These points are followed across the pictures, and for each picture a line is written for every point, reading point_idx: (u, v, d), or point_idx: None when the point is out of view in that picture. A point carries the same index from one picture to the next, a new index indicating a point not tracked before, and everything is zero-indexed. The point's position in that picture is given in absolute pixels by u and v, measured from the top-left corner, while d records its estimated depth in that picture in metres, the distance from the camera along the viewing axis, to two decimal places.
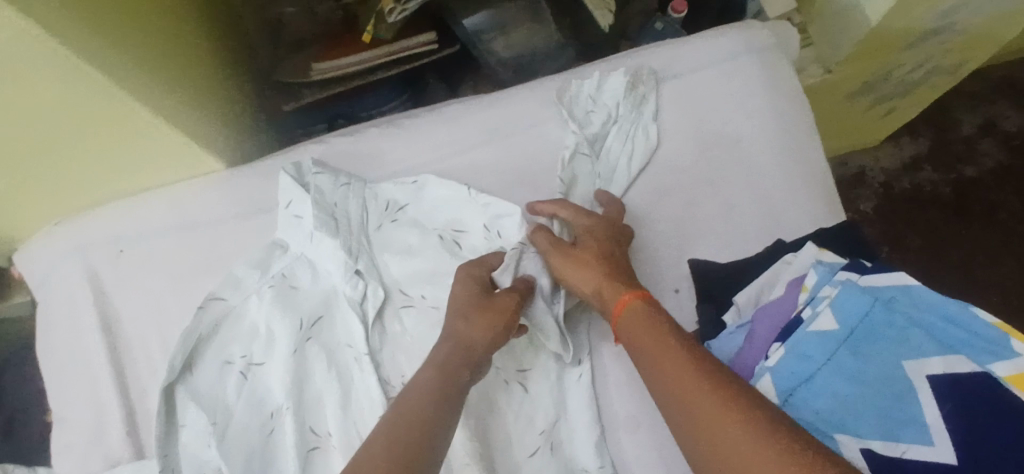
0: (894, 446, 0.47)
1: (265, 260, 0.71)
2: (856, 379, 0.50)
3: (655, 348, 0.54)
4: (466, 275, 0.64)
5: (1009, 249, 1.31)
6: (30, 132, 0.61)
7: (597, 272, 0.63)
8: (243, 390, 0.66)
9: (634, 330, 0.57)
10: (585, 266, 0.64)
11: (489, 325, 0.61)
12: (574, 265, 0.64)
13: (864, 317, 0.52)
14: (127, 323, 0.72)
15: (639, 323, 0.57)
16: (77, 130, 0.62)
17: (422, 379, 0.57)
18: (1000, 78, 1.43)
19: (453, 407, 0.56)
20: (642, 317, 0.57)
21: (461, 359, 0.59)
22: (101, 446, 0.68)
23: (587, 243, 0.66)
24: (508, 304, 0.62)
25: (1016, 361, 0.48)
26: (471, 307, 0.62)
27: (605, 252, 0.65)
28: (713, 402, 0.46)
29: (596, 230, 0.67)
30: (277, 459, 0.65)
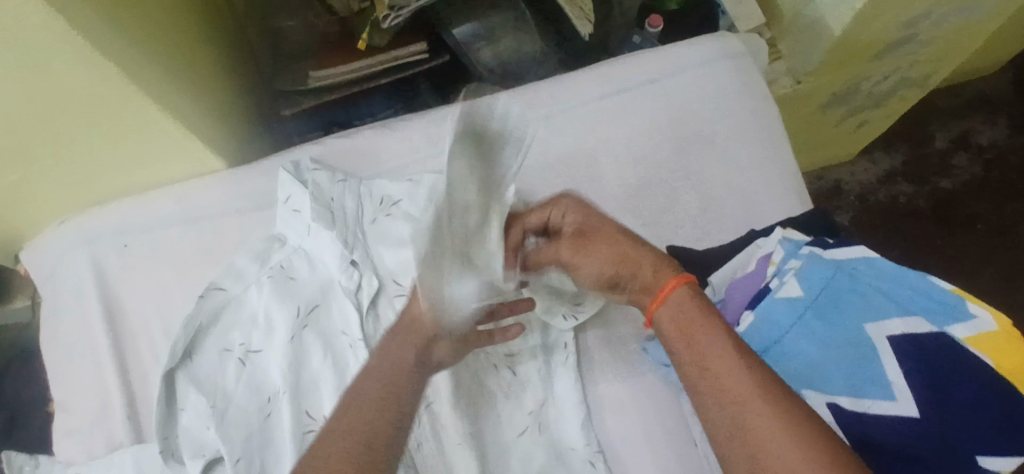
0: (859, 402, 0.50)
1: (265, 252, 0.75)
2: (820, 342, 0.53)
3: (707, 326, 0.54)
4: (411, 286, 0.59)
5: (988, 258, 1.36)
6: (45, 124, 0.64)
7: (623, 251, 0.60)
8: (242, 375, 0.69)
9: (684, 311, 0.56)
10: (607, 249, 0.60)
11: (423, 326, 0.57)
12: (594, 253, 0.60)
13: (828, 284, 0.55)
14: (133, 312, 0.75)
15: (687, 305, 0.56)
16: (89, 123, 0.66)
17: (369, 368, 0.57)
18: (969, 96, 1.50)
19: (410, 391, 0.56)
20: (683, 305, 0.56)
21: (406, 344, 0.57)
22: (104, 430, 0.71)
23: (593, 227, 0.61)
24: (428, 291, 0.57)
25: (970, 324, 0.51)
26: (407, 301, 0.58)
27: (616, 228, 0.61)
28: (768, 412, 0.48)
29: (579, 215, 0.62)
30: (274, 441, 0.67)
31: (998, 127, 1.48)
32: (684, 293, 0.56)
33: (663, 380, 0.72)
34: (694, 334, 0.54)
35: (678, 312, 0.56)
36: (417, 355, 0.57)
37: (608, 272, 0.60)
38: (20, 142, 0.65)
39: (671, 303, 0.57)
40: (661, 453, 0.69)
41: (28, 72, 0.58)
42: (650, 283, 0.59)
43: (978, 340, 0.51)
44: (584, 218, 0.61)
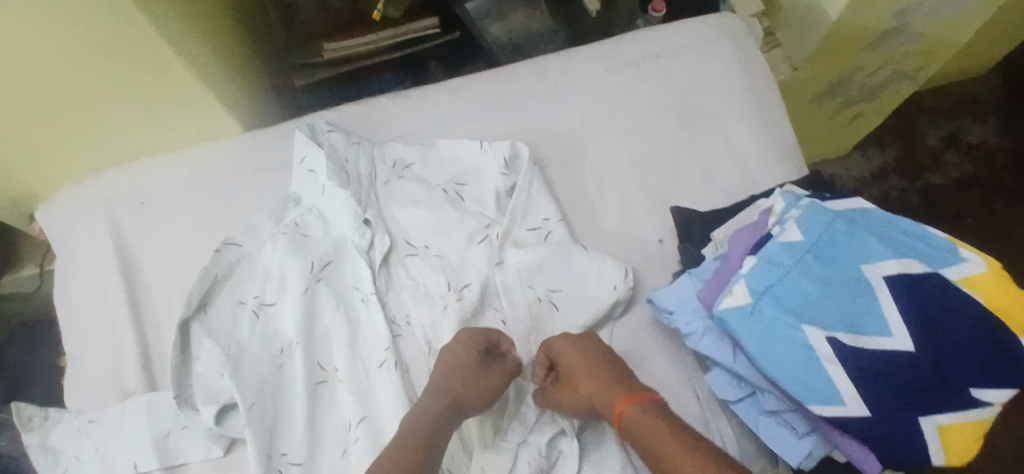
0: (858, 338, 0.52)
1: (279, 210, 0.76)
2: (822, 282, 0.54)
3: (662, 442, 0.60)
4: (473, 344, 0.67)
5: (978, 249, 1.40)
6: (88, 79, 0.69)
7: (589, 391, 0.66)
8: (256, 327, 0.71)
9: (639, 436, 0.62)
10: (578, 391, 0.67)
11: (479, 395, 0.66)
12: (565, 395, 0.67)
13: (827, 229, 0.56)
14: (148, 269, 0.76)
15: (643, 423, 0.62)
16: (125, 81, 0.71)
17: (415, 424, 0.62)
18: (960, 96, 1.54)
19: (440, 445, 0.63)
20: (641, 422, 0.62)
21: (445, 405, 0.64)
22: (116, 379, 0.72)
23: (576, 370, 0.67)
24: (501, 372, 0.68)
25: (960, 267, 0.54)
26: (468, 373, 0.65)
27: (594, 369, 0.67)
28: None
29: (573, 350, 0.68)
30: (287, 390, 0.69)
31: (988, 126, 1.52)
32: (633, 413, 0.63)
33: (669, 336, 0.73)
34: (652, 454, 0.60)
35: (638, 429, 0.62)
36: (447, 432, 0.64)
37: (575, 409, 0.67)
38: (60, 95, 0.70)
39: (627, 428, 0.63)
40: None
41: (81, 27, 0.63)
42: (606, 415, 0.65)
43: (971, 282, 0.54)
44: (574, 360, 0.68)
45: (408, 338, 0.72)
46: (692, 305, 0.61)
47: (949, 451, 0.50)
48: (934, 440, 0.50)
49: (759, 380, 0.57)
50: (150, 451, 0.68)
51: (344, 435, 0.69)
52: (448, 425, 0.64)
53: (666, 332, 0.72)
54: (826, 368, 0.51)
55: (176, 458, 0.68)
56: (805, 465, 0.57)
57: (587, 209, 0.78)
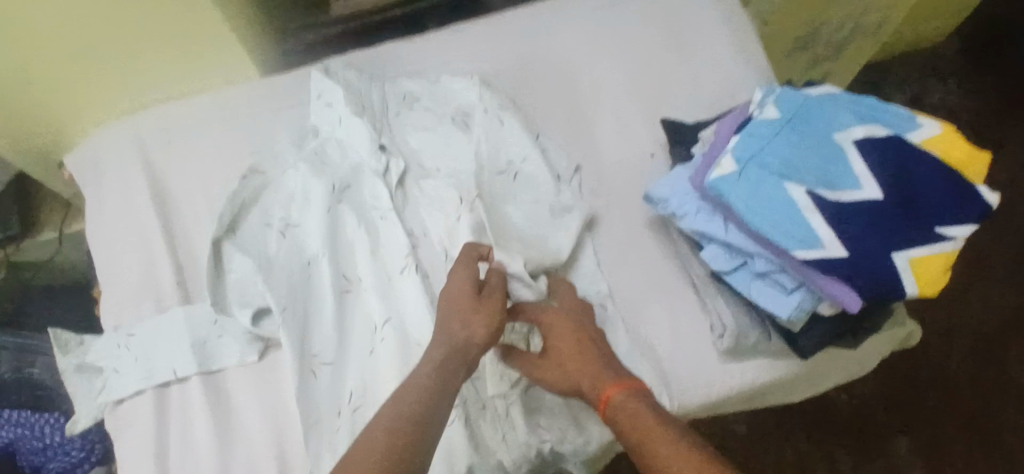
0: (834, 192, 0.59)
1: (301, 140, 0.82)
2: (799, 149, 0.61)
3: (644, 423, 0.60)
4: (461, 275, 0.65)
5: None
6: (119, 16, 0.75)
7: (574, 367, 0.66)
8: (284, 243, 0.76)
9: (622, 420, 0.62)
10: (562, 365, 0.67)
11: (482, 325, 0.62)
12: (547, 371, 0.67)
13: (801, 106, 0.64)
14: (178, 198, 0.82)
15: (625, 410, 0.62)
16: (153, 17, 0.77)
17: (418, 381, 0.60)
18: (923, 62, 1.59)
19: (443, 404, 0.59)
20: (626, 409, 0.62)
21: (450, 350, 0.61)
22: (153, 296, 0.77)
23: (561, 344, 0.68)
24: (496, 304, 0.64)
25: (918, 132, 0.62)
26: (468, 311, 0.62)
27: (580, 347, 0.67)
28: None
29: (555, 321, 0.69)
30: (315, 297, 0.75)
31: (950, 88, 1.57)
32: (620, 400, 0.63)
33: (665, 236, 0.79)
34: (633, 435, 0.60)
35: (626, 415, 0.62)
36: (462, 371, 0.62)
37: (559, 386, 0.67)
38: (94, 31, 0.76)
39: (612, 412, 0.63)
40: (664, 296, 0.76)
41: None
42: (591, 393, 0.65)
43: (930, 143, 0.61)
44: (561, 330, 0.68)
45: (426, 247, 0.78)
46: (685, 190, 0.68)
47: (921, 281, 0.57)
48: (906, 271, 0.57)
49: (749, 244, 0.63)
50: (188, 356, 0.73)
51: (369, 335, 0.74)
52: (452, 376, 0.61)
53: (661, 232, 0.79)
54: (808, 218, 0.58)
55: (213, 362, 0.74)
56: (794, 317, 0.63)
57: (584, 130, 0.86)
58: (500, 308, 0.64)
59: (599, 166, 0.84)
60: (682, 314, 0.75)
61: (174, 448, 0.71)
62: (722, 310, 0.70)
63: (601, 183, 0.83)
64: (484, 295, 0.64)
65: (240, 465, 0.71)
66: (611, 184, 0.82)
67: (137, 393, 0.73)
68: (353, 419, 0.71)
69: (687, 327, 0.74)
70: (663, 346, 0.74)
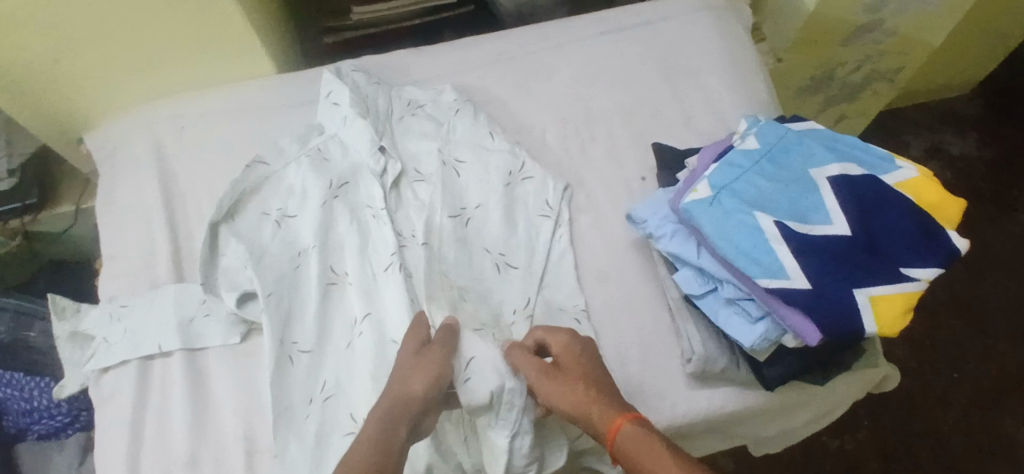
0: (803, 225, 0.61)
1: (305, 137, 0.85)
2: (773, 181, 0.63)
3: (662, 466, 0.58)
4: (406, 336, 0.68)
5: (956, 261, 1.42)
6: (151, 7, 0.80)
7: (582, 395, 0.65)
8: (278, 234, 0.79)
9: (632, 455, 0.60)
10: (571, 388, 0.65)
11: (424, 377, 0.64)
12: (560, 394, 0.65)
13: (780, 139, 0.66)
14: (183, 182, 0.86)
15: (636, 448, 0.60)
16: (182, 12, 0.82)
17: (365, 435, 0.60)
18: (940, 113, 1.59)
19: (396, 462, 0.60)
20: (636, 435, 0.61)
21: (401, 414, 0.62)
22: (150, 272, 0.81)
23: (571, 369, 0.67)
24: (438, 358, 0.65)
25: (895, 174, 0.63)
26: (411, 363, 0.65)
27: (589, 379, 0.66)
28: None
29: (564, 352, 0.68)
30: (301, 288, 0.77)
31: (968, 140, 1.56)
32: (628, 428, 0.62)
33: (646, 258, 0.80)
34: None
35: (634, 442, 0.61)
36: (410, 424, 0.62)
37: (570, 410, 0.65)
38: (126, 20, 0.81)
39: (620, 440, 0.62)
40: (638, 318, 0.77)
41: None
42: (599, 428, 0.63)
43: (904, 186, 0.63)
44: (572, 359, 0.68)
45: (412, 248, 0.80)
46: (662, 212, 0.70)
47: (882, 319, 0.57)
48: (867, 307, 0.58)
49: (721, 270, 0.65)
50: (175, 331, 0.76)
51: (349, 329, 0.76)
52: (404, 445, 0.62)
53: (643, 254, 0.81)
54: (774, 249, 0.59)
55: (198, 340, 0.77)
56: (757, 347, 0.63)
57: (579, 149, 0.88)
58: (441, 361, 0.65)
59: (590, 184, 0.85)
60: (656, 336, 0.76)
61: (152, 419, 0.74)
62: (692, 336, 0.71)
63: (590, 202, 0.84)
64: (427, 352, 0.66)
65: (212, 443, 0.72)
66: (599, 203, 0.84)
67: (122, 363, 0.76)
68: (324, 407, 0.72)
69: (659, 350, 0.75)
70: (634, 366, 0.74)
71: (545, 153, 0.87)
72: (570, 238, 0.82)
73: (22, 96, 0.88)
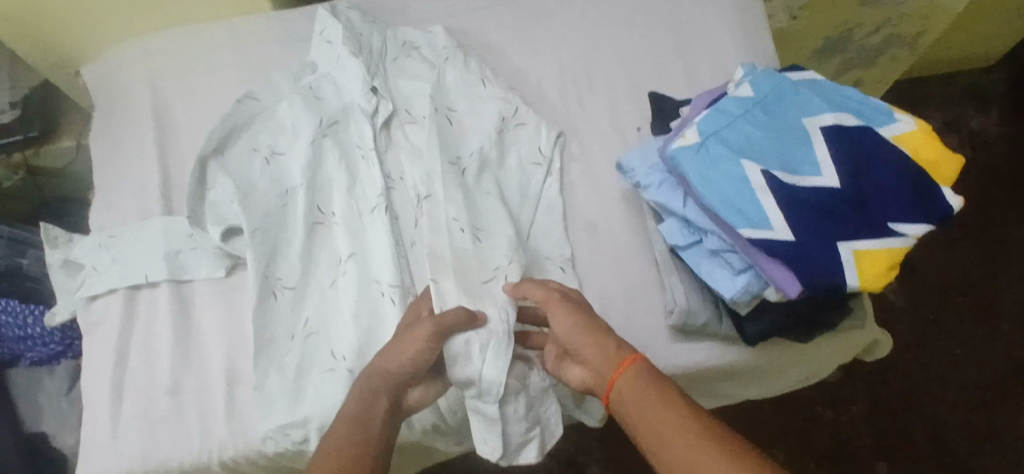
0: (793, 176, 0.59)
1: (298, 74, 0.83)
2: (764, 130, 0.61)
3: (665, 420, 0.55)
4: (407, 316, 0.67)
5: (969, 239, 1.39)
6: None
7: (595, 334, 0.62)
8: (266, 171, 0.78)
9: (636, 394, 0.57)
10: (584, 327, 0.63)
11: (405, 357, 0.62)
12: (578, 321, 0.63)
13: (775, 88, 0.64)
14: (175, 116, 0.86)
15: (643, 380, 0.58)
16: None
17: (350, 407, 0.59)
18: (965, 84, 1.53)
19: (380, 435, 0.58)
20: (640, 383, 0.58)
21: (383, 389, 0.61)
22: (139, 203, 0.81)
23: (586, 307, 0.65)
24: (425, 335, 0.62)
25: (892, 126, 0.62)
26: (400, 338, 0.63)
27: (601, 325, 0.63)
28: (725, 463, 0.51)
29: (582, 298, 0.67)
30: (287, 225, 0.77)
31: (991, 115, 1.50)
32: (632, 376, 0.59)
33: (636, 210, 0.79)
34: (647, 422, 0.56)
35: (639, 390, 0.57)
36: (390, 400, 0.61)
37: (581, 337, 0.62)
38: None
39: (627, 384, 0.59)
40: (624, 270, 0.76)
41: None
42: (607, 356, 0.61)
43: (901, 139, 0.61)
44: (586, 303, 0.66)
45: (400, 190, 0.79)
46: (651, 161, 0.68)
47: (862, 273, 0.56)
48: (850, 262, 0.56)
49: (705, 221, 0.63)
50: (161, 262, 0.77)
51: (335, 267, 0.76)
52: (386, 421, 0.60)
53: (632, 206, 0.79)
54: (759, 198, 0.58)
55: (184, 271, 0.77)
56: (737, 298, 0.62)
57: (575, 97, 0.86)
58: (427, 338, 0.62)
59: (584, 134, 0.84)
60: (641, 287, 0.75)
61: (137, 347, 0.75)
62: (676, 288, 0.70)
63: (583, 151, 0.83)
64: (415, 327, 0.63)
65: (195, 371, 0.74)
66: (592, 153, 0.83)
67: (111, 291, 0.77)
68: (305, 343, 0.73)
69: (643, 302, 0.74)
70: (616, 317, 0.74)
71: (540, 102, 0.86)
72: (559, 187, 0.81)
73: (16, 27, 0.87)
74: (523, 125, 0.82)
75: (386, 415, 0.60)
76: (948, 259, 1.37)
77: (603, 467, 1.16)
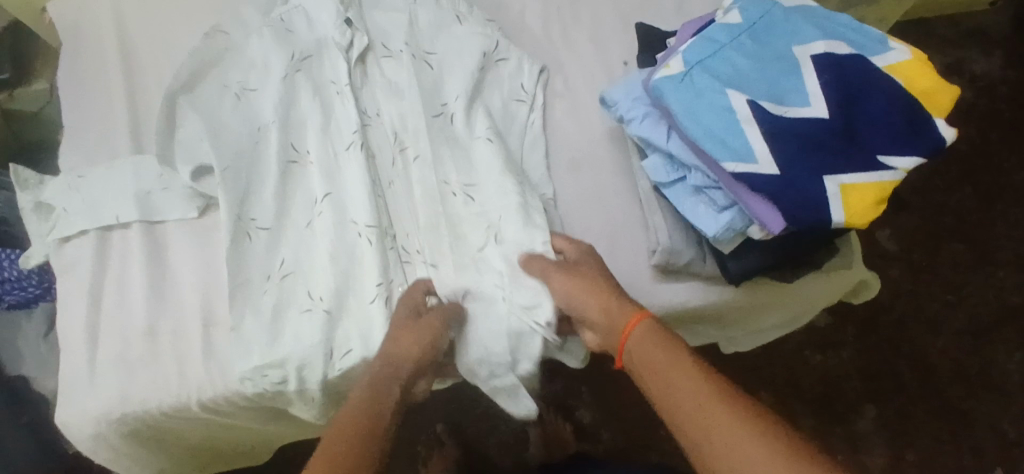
0: (780, 108, 0.56)
1: (269, 5, 0.81)
2: (752, 59, 0.58)
3: (674, 375, 0.56)
4: (409, 296, 0.68)
5: (966, 185, 1.36)
6: None
7: (602, 299, 0.63)
8: (237, 107, 0.76)
9: (644, 353, 0.59)
10: (591, 293, 0.63)
11: (416, 339, 0.64)
12: (587, 289, 0.64)
13: (766, 15, 0.61)
14: (143, 52, 0.83)
15: (652, 340, 0.59)
16: None
17: (365, 389, 0.61)
18: (969, 25, 1.48)
19: (391, 416, 0.60)
20: (651, 341, 0.59)
21: (399, 372, 0.62)
22: (108, 144, 0.79)
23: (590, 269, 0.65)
24: (433, 324, 0.65)
25: (887, 56, 0.59)
26: (407, 322, 0.65)
27: (609, 288, 0.64)
28: (731, 415, 0.51)
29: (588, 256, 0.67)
30: (261, 164, 0.74)
31: (994, 56, 1.46)
32: (639, 333, 0.60)
33: (619, 147, 0.77)
34: (658, 376, 0.57)
35: (649, 346, 0.59)
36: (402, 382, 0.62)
37: (581, 303, 0.63)
38: None
39: (636, 342, 0.60)
40: (607, 209, 0.74)
41: None
42: (608, 322, 0.62)
43: (895, 69, 0.58)
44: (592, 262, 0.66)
45: (378, 128, 0.76)
46: (635, 94, 0.65)
47: (848, 209, 0.54)
48: (836, 198, 0.54)
49: (688, 156, 0.61)
50: (132, 203, 0.75)
51: (310, 208, 0.74)
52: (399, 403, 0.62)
53: (617, 143, 0.77)
54: (745, 131, 0.55)
55: (155, 213, 0.75)
56: (720, 237, 0.60)
57: (557, 32, 0.83)
58: (437, 327, 0.65)
59: (568, 70, 0.81)
60: (624, 226, 0.73)
61: (110, 291, 0.73)
62: (658, 226, 0.68)
63: (566, 88, 0.80)
64: (424, 315, 0.66)
65: (170, 314, 0.72)
66: (576, 89, 0.80)
67: (82, 234, 0.75)
68: (282, 284, 0.71)
69: (625, 240, 0.73)
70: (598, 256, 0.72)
71: (521, 37, 0.83)
72: (541, 124, 0.78)
73: None
74: (504, 59, 0.79)
75: (399, 396, 0.62)
76: (943, 203, 1.35)
77: (591, 409, 1.17)
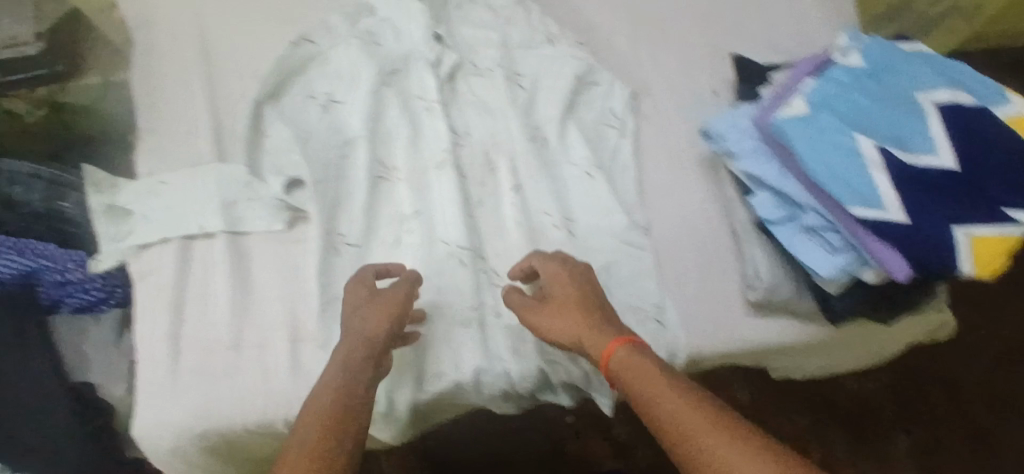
0: (906, 154, 0.57)
1: (356, 16, 0.81)
2: (875, 102, 0.59)
3: (662, 400, 0.54)
4: (358, 281, 0.65)
5: None
6: None
7: (577, 322, 0.61)
8: (325, 117, 0.76)
9: (630, 377, 0.57)
10: (564, 316, 0.62)
11: (377, 322, 0.62)
12: (572, 313, 0.62)
13: (887, 60, 0.62)
14: (227, 60, 0.83)
15: (637, 364, 0.57)
16: None
17: (331, 378, 0.57)
18: None
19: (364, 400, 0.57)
20: (637, 365, 0.57)
21: (367, 356, 0.60)
22: (190, 150, 0.78)
23: (560, 293, 0.64)
24: (393, 303, 0.63)
25: (1008, 108, 0.59)
26: (368, 306, 0.63)
27: (583, 307, 0.62)
28: (728, 443, 0.50)
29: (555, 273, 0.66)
30: (348, 178, 0.74)
31: None
32: (621, 357, 0.58)
33: (709, 175, 0.76)
34: (646, 403, 0.55)
35: (636, 371, 0.57)
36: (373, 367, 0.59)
37: (561, 339, 0.62)
38: None
39: (619, 368, 0.58)
40: (698, 239, 0.73)
41: None
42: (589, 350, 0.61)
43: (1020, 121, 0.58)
44: (562, 280, 0.65)
45: (468, 147, 0.75)
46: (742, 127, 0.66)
47: (979, 259, 0.54)
48: (965, 247, 0.54)
49: (804, 195, 0.61)
50: (217, 212, 0.74)
51: (398, 224, 0.72)
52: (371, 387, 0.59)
53: (709, 171, 0.76)
54: (870, 174, 0.56)
55: (240, 224, 0.74)
56: (833, 278, 0.60)
57: (643, 57, 0.83)
58: (399, 304, 0.63)
59: (658, 96, 0.80)
60: (718, 258, 0.72)
61: (188, 301, 0.71)
62: (758, 261, 0.69)
63: (656, 114, 0.80)
64: (380, 296, 0.64)
65: (252, 328, 0.70)
66: (666, 115, 0.79)
67: (162, 241, 0.73)
68: None
69: (719, 271, 0.72)
70: (692, 287, 0.71)
71: (607, 60, 0.83)
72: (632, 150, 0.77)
73: None
74: (590, 81, 0.80)
75: (371, 378, 0.59)
76: None
77: (627, 426, 1.16)
